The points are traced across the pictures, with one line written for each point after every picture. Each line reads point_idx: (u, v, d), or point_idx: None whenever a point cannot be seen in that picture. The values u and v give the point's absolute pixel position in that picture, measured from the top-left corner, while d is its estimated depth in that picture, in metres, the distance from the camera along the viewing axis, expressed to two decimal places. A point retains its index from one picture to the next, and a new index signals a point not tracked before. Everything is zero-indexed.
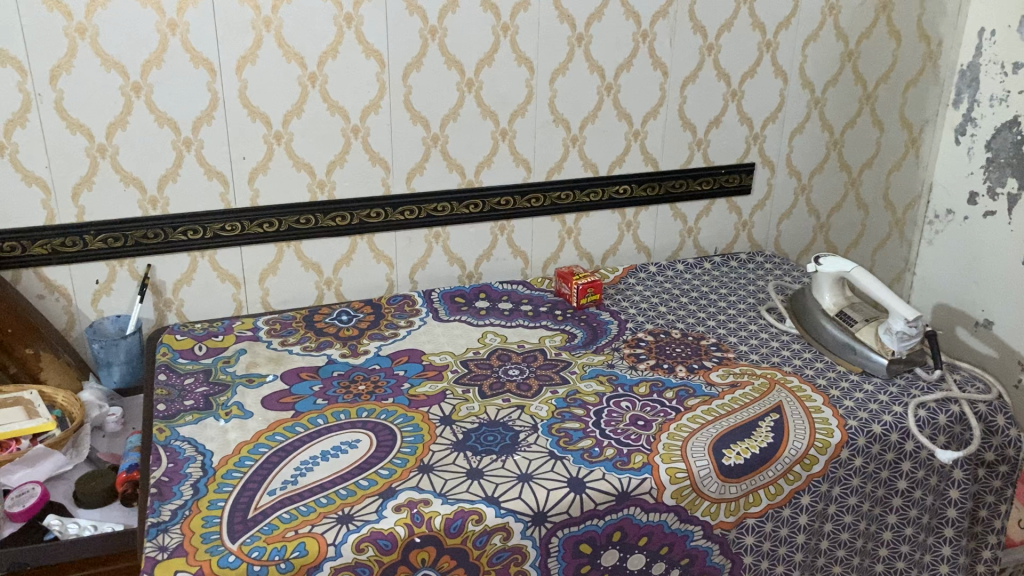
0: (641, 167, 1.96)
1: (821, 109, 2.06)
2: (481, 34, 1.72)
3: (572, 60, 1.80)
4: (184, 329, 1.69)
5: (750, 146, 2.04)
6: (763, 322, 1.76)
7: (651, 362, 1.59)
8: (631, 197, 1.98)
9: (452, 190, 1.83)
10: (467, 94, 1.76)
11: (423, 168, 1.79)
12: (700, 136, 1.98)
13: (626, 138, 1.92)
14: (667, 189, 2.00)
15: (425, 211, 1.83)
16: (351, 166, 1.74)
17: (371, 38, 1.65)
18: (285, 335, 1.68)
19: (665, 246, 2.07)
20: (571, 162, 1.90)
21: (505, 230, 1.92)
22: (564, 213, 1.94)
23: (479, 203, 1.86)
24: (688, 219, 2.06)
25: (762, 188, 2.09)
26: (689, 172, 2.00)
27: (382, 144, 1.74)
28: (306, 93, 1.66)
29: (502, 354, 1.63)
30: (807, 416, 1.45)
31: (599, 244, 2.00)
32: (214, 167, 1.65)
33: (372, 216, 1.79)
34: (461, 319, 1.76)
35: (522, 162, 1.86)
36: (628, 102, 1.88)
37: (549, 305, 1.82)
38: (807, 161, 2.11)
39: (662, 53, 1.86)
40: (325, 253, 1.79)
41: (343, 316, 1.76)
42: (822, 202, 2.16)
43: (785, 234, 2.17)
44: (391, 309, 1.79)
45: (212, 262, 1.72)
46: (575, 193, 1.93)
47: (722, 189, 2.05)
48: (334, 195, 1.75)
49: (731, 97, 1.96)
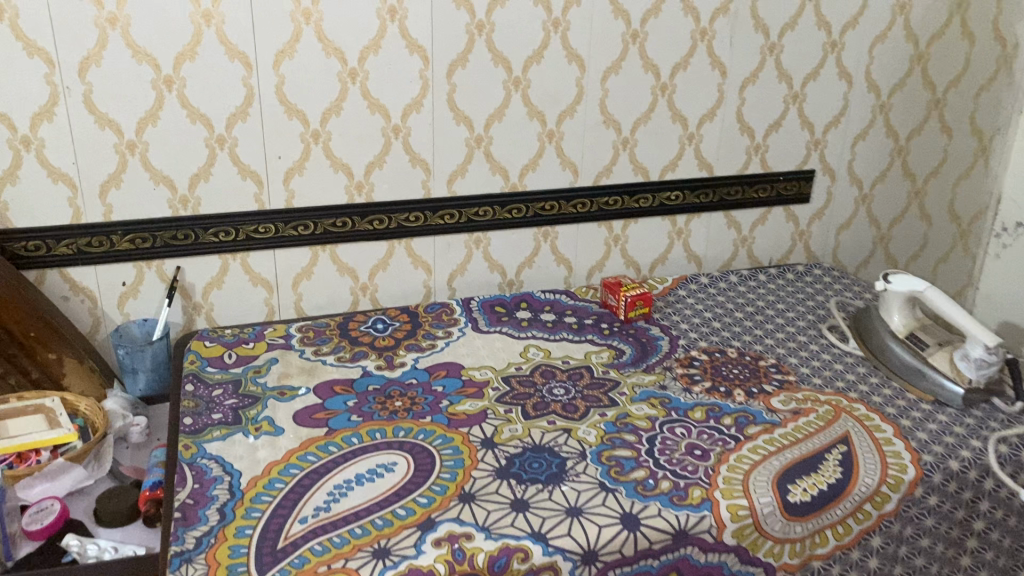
0: (695, 172, 1.85)
1: (886, 115, 1.94)
2: (531, 29, 1.62)
3: (626, 58, 1.70)
4: (213, 335, 1.62)
5: (810, 152, 1.92)
6: (824, 343, 1.65)
7: (706, 384, 1.50)
8: (683, 204, 1.87)
9: (495, 194, 1.74)
10: (514, 93, 1.67)
11: (465, 170, 1.70)
12: (758, 141, 1.87)
13: (680, 141, 1.81)
14: (722, 196, 1.89)
15: (467, 215, 1.74)
16: (391, 167, 1.65)
17: (415, 33, 1.56)
18: (318, 344, 1.59)
19: (717, 255, 1.96)
20: (621, 165, 1.79)
21: (548, 236, 1.81)
22: (612, 219, 1.84)
23: (523, 207, 1.77)
24: (742, 228, 1.95)
25: (821, 197, 1.98)
26: (745, 178, 1.89)
27: (423, 144, 1.65)
28: (346, 89, 1.57)
29: (546, 371, 1.53)
30: (877, 449, 1.35)
31: (648, 253, 1.90)
32: (248, 166, 1.57)
33: (411, 219, 1.70)
34: (502, 331, 1.67)
35: (569, 165, 1.76)
36: (684, 103, 1.78)
37: (594, 318, 1.72)
38: (869, 169, 1.99)
39: (721, 52, 1.75)
40: (361, 257, 1.70)
41: (379, 324, 1.67)
42: (883, 213, 2.05)
43: (844, 246, 2.06)
44: (428, 318, 1.70)
45: (244, 266, 1.63)
46: (624, 199, 1.82)
47: (779, 197, 1.94)
48: (372, 198, 1.67)
49: (792, 100, 1.85)
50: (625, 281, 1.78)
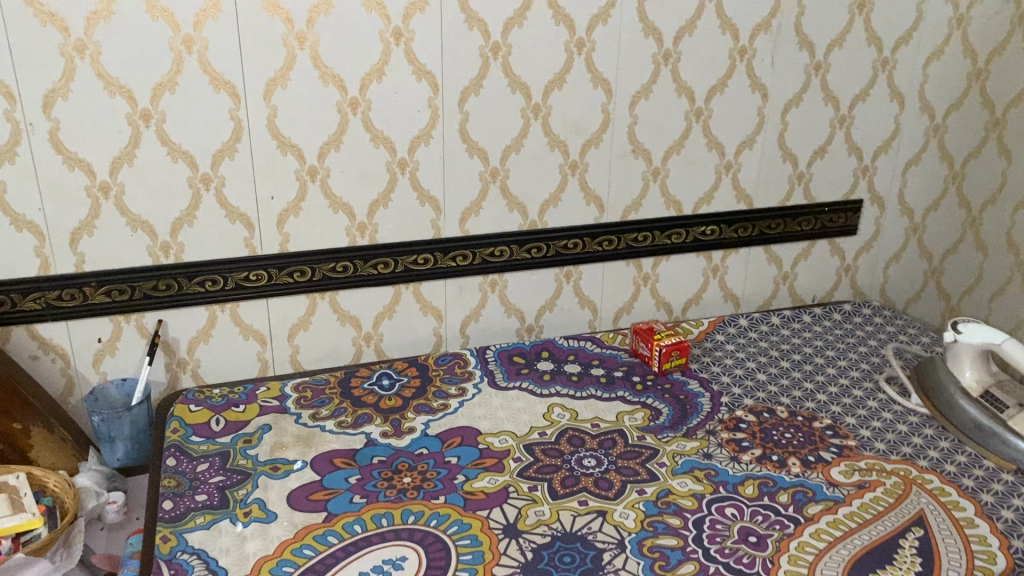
0: (732, 204, 1.68)
1: (940, 138, 1.77)
2: (552, 51, 1.45)
3: (657, 81, 1.53)
4: (199, 396, 1.45)
5: (858, 180, 1.75)
6: (883, 398, 1.48)
7: (757, 453, 1.33)
8: (719, 239, 1.70)
9: (512, 232, 1.56)
10: (534, 122, 1.50)
11: (479, 208, 1.53)
12: (801, 169, 1.69)
13: (716, 171, 1.64)
14: (761, 230, 1.72)
15: (481, 255, 1.56)
16: (396, 206, 1.48)
17: (422, 57, 1.40)
18: (317, 407, 1.42)
19: (755, 294, 1.78)
20: (651, 199, 1.62)
21: (571, 276, 1.64)
22: (641, 257, 1.66)
23: (543, 246, 1.59)
24: (783, 264, 1.77)
25: (868, 228, 1.81)
26: (786, 210, 1.72)
27: (432, 180, 1.48)
28: (346, 121, 1.40)
29: (574, 437, 1.36)
30: (959, 533, 1.17)
31: (680, 293, 1.72)
32: (237, 208, 1.40)
33: (419, 261, 1.53)
34: (523, 386, 1.49)
35: (593, 199, 1.59)
36: (721, 130, 1.61)
37: (624, 370, 1.55)
38: (921, 197, 1.83)
39: (761, 73, 1.58)
40: (364, 305, 1.53)
41: (384, 380, 1.49)
42: (936, 244, 1.84)
43: (893, 282, 1.90)
44: (439, 371, 1.53)
45: (234, 317, 1.47)
46: (654, 235, 1.65)
47: (823, 230, 1.77)
48: (376, 239, 1.50)
49: (839, 124, 1.68)
50: (658, 325, 1.61)
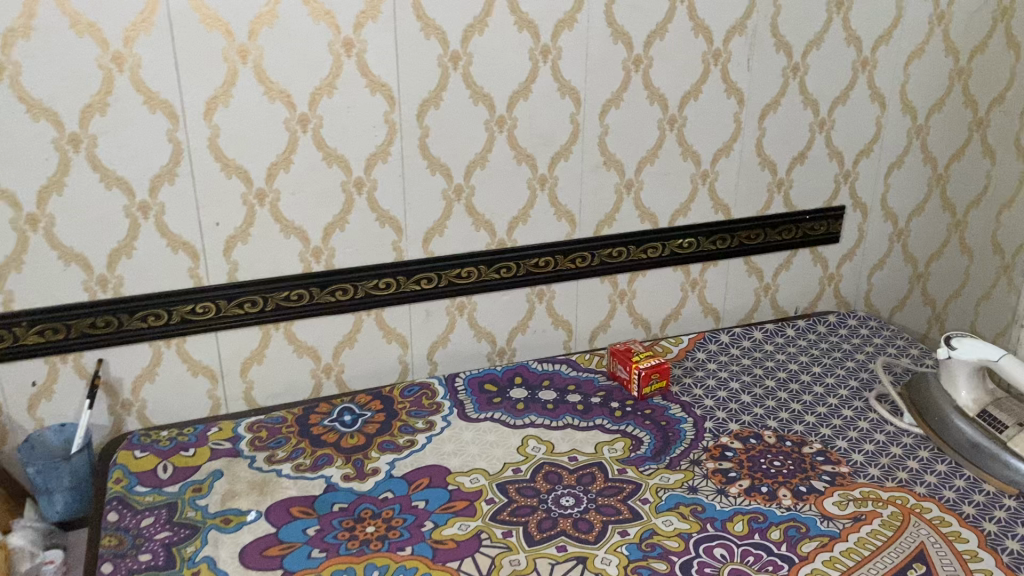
0: (710, 215, 1.59)
1: (924, 139, 1.70)
2: (516, 59, 1.36)
3: (629, 89, 1.44)
4: (145, 440, 1.34)
5: (840, 186, 1.67)
6: (875, 418, 1.40)
7: (745, 484, 1.25)
8: (697, 252, 1.61)
9: (479, 252, 1.47)
10: (499, 135, 1.40)
11: (444, 228, 1.43)
12: (781, 176, 1.62)
13: (693, 181, 1.55)
14: (740, 240, 1.64)
15: (447, 277, 1.46)
16: (354, 228, 1.38)
17: (376, 69, 1.30)
18: (273, 448, 1.32)
19: (736, 307, 1.70)
20: (625, 212, 1.53)
21: (543, 296, 1.54)
22: (616, 273, 1.57)
23: (513, 266, 1.50)
24: (764, 275, 1.69)
25: (851, 235, 1.74)
26: (766, 220, 1.64)
27: (391, 200, 1.39)
28: (296, 139, 1.30)
29: (550, 472, 1.27)
30: (963, 568, 1.09)
31: (658, 309, 1.64)
32: (179, 237, 1.30)
33: (380, 286, 1.43)
34: (495, 418, 1.40)
35: (565, 215, 1.50)
36: (696, 138, 1.52)
37: (602, 395, 1.46)
38: (905, 202, 1.75)
39: (737, 77, 1.50)
40: (323, 335, 1.43)
41: (346, 416, 1.40)
42: (920, 249, 1.80)
43: (878, 288, 1.81)
44: (405, 404, 1.43)
45: (181, 353, 1.36)
46: (630, 249, 1.56)
47: (805, 238, 1.69)
48: (333, 264, 1.39)
49: (819, 128, 1.60)
50: (635, 346, 1.52)
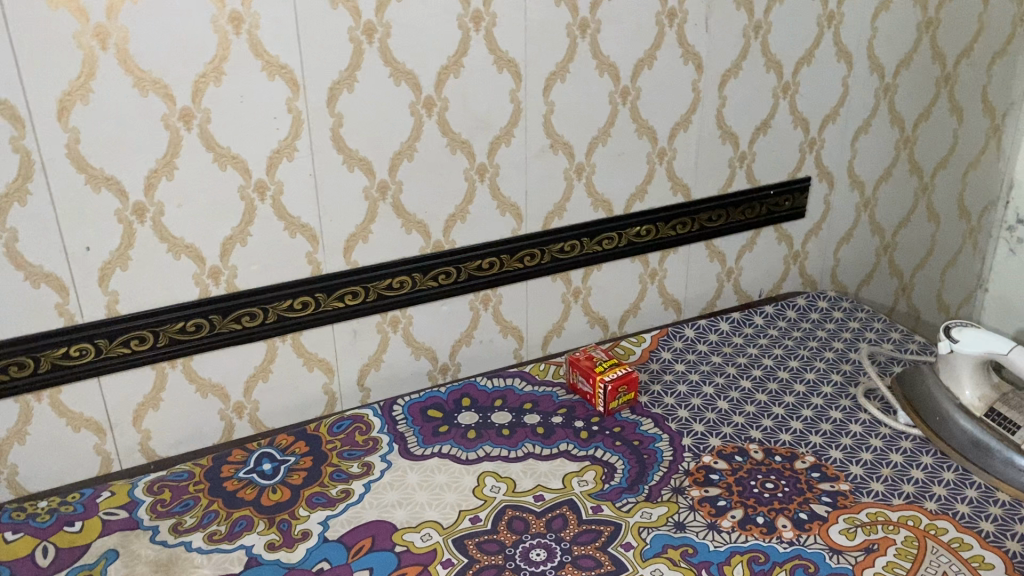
0: (669, 197, 1.41)
1: (891, 99, 1.54)
2: (442, 28, 1.14)
3: (575, 58, 1.24)
4: (17, 516, 1.09)
5: (805, 156, 1.51)
6: (867, 419, 1.26)
7: (738, 516, 1.08)
8: (655, 239, 1.43)
9: (411, 258, 1.25)
10: (428, 120, 1.18)
11: (368, 233, 1.21)
12: (743, 149, 1.44)
13: (649, 161, 1.37)
14: (701, 223, 1.46)
15: (376, 290, 1.25)
16: (260, 242, 1.15)
17: (273, 47, 1.06)
18: (179, 514, 1.10)
19: (699, 296, 1.53)
20: (576, 200, 1.34)
21: (488, 302, 1.34)
22: (568, 270, 1.38)
23: (451, 271, 1.29)
24: (727, 259, 1.53)
25: (817, 209, 1.58)
26: (728, 199, 1.47)
27: (302, 205, 1.16)
28: (179, 139, 1.06)
29: (514, 518, 1.09)
30: None
31: (615, 305, 1.46)
32: (40, 268, 1.04)
33: (295, 306, 1.20)
34: (443, 452, 1.20)
35: (508, 208, 1.29)
36: (651, 111, 1.33)
37: (563, 414, 1.28)
38: (873, 168, 1.59)
39: (694, 40, 1.31)
40: (231, 369, 1.20)
41: (265, 465, 1.18)
42: (888, 219, 1.66)
43: (845, 263, 1.66)
44: (336, 444, 1.22)
45: (56, 407, 1.11)
46: (582, 242, 1.37)
47: (770, 215, 1.53)
48: (237, 285, 1.16)
49: (783, 92, 1.43)
50: (596, 353, 1.34)
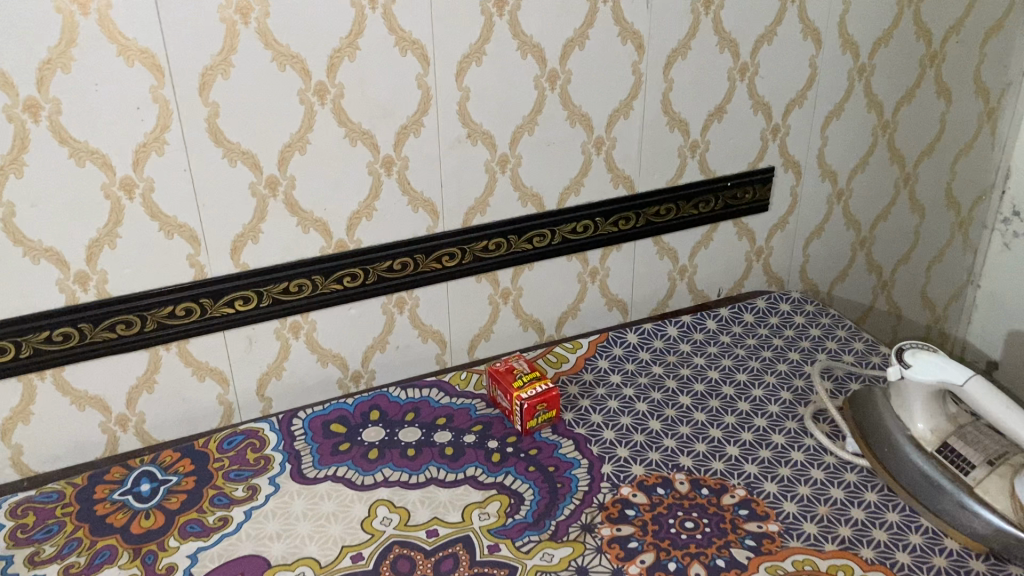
0: (609, 190, 1.28)
1: (867, 81, 1.38)
2: (331, 6, 1.01)
3: (492, 39, 1.10)
4: None
5: (767, 144, 1.36)
6: (812, 446, 1.13)
7: (649, 561, 0.96)
8: (594, 236, 1.30)
9: (309, 259, 1.14)
10: (321, 110, 1.06)
11: (257, 232, 1.09)
12: (694, 137, 1.30)
13: (584, 151, 1.23)
14: (648, 218, 1.32)
15: (270, 295, 1.13)
16: (132, 244, 1.04)
17: (130, 29, 0.94)
18: (38, 542, 1.01)
19: (648, 296, 1.40)
20: (500, 195, 1.21)
21: (404, 305, 1.22)
22: (494, 271, 1.25)
23: (357, 273, 1.17)
24: (679, 257, 1.38)
25: (782, 201, 1.42)
26: (679, 191, 1.32)
27: (179, 204, 1.04)
28: (26, 133, 0.94)
29: (401, 555, 0.98)
30: None
31: (551, 307, 1.33)
32: None
33: (177, 313, 1.10)
34: (338, 476, 1.10)
35: (422, 204, 1.17)
36: (585, 97, 1.19)
37: (477, 433, 1.16)
38: (846, 156, 1.44)
39: (633, 16, 1.17)
40: (110, 379, 1.10)
41: (143, 486, 1.09)
42: (864, 211, 1.51)
43: (815, 260, 1.51)
44: (223, 463, 1.12)
45: None
46: (509, 240, 1.24)
47: (728, 209, 1.38)
48: (109, 291, 1.06)
49: (740, 75, 1.28)
50: (518, 364, 1.22)
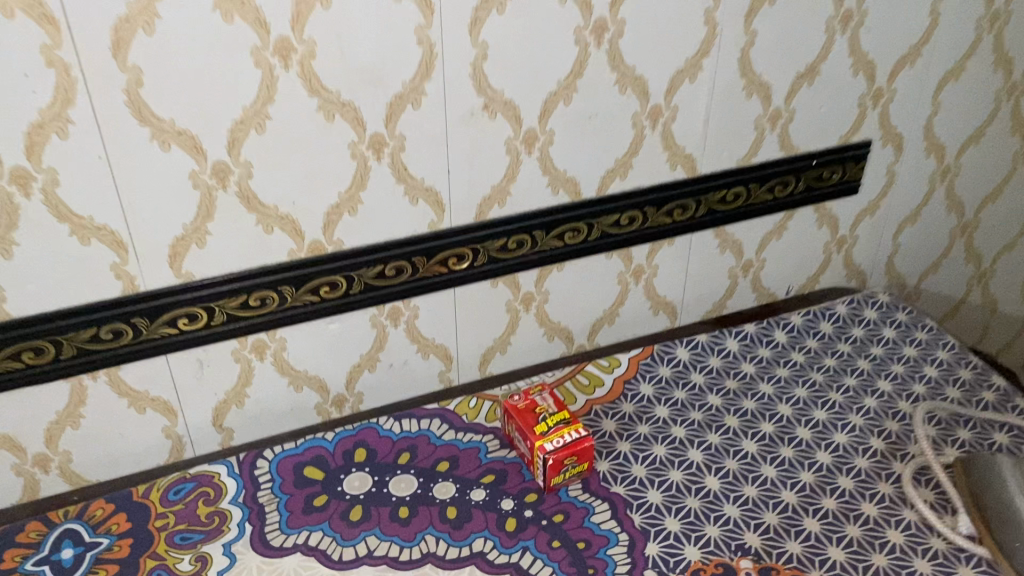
0: (665, 173, 1.00)
1: (998, 33, 1.08)
2: None
3: None
4: None
5: (866, 112, 1.07)
6: (914, 523, 0.88)
7: None
8: (642, 230, 1.02)
9: (275, 266, 0.88)
10: (285, 75, 0.78)
11: (204, 234, 0.83)
12: (776, 104, 1.01)
13: (635, 124, 0.95)
14: (710, 205, 1.04)
15: (225, 311, 0.88)
16: (35, 253, 0.78)
17: None
18: None
19: (703, 297, 1.13)
20: (525, 181, 0.93)
21: (398, 318, 0.97)
22: (514, 274, 0.99)
23: (338, 282, 0.91)
24: (744, 250, 1.11)
25: (876, 182, 1.14)
26: (752, 173, 1.04)
27: (95, 201, 0.78)
28: None
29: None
30: None
31: (583, 314, 1.07)
32: None
33: (102, 336, 0.84)
34: (310, 546, 0.86)
35: (423, 195, 0.90)
36: (640, 55, 0.90)
37: (488, 486, 0.92)
38: (959, 127, 1.15)
39: None
40: (21, 416, 0.86)
41: (63, 553, 0.85)
42: (971, 192, 1.22)
43: (905, 250, 1.24)
44: (167, 521, 0.88)
45: None
46: (534, 237, 0.97)
47: (809, 192, 1.10)
48: (8, 312, 0.80)
49: (842, 25, 0.98)
50: (541, 400, 0.96)
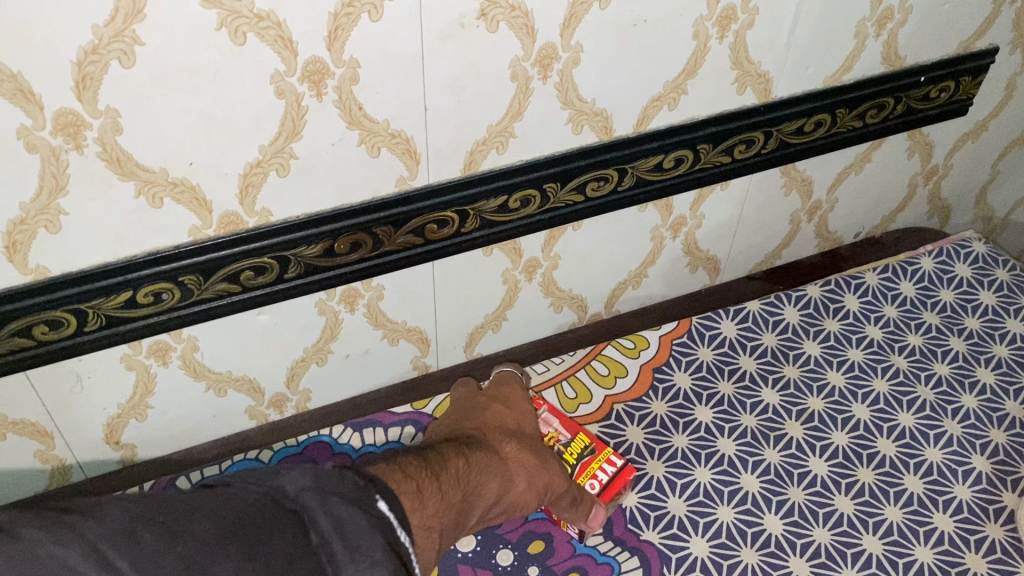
0: (727, 99, 0.71)
1: None
2: None
3: None
4: None
5: (1001, 9, 0.77)
6: None
7: None
8: (688, 173, 0.75)
9: (173, 250, 0.60)
10: None
11: (56, 213, 0.54)
12: (890, 2, 0.71)
13: (697, 34, 0.65)
14: (780, 138, 0.77)
15: (103, 313, 0.61)
16: None
17: None
18: None
19: (754, 247, 0.89)
20: (535, 119, 0.65)
21: (356, 301, 0.70)
22: (515, 238, 0.72)
23: (268, 265, 0.64)
24: (813, 190, 0.85)
25: (988, 99, 0.86)
26: (841, 95, 0.76)
27: None
28: None
29: (474, 411, 0.73)
30: None
31: (601, 277, 0.82)
32: None
33: None
34: None
35: (388, 144, 0.61)
36: None
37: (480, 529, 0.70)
38: None
39: None
40: None
41: None
42: None
43: (1002, 180, 0.98)
44: None
45: None
46: (545, 191, 0.70)
47: (906, 116, 0.82)
48: None
49: None
50: (542, 425, 0.76)
